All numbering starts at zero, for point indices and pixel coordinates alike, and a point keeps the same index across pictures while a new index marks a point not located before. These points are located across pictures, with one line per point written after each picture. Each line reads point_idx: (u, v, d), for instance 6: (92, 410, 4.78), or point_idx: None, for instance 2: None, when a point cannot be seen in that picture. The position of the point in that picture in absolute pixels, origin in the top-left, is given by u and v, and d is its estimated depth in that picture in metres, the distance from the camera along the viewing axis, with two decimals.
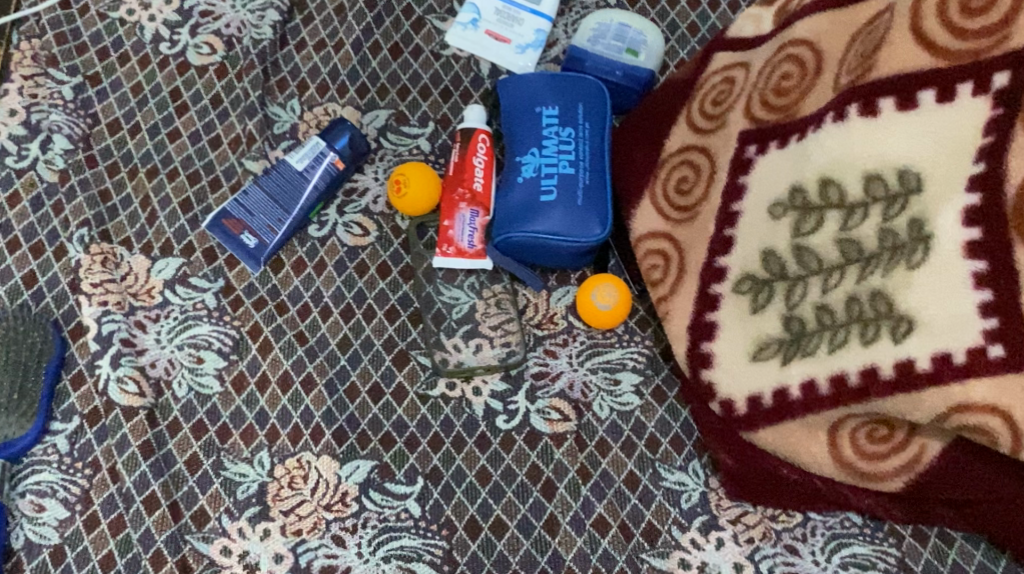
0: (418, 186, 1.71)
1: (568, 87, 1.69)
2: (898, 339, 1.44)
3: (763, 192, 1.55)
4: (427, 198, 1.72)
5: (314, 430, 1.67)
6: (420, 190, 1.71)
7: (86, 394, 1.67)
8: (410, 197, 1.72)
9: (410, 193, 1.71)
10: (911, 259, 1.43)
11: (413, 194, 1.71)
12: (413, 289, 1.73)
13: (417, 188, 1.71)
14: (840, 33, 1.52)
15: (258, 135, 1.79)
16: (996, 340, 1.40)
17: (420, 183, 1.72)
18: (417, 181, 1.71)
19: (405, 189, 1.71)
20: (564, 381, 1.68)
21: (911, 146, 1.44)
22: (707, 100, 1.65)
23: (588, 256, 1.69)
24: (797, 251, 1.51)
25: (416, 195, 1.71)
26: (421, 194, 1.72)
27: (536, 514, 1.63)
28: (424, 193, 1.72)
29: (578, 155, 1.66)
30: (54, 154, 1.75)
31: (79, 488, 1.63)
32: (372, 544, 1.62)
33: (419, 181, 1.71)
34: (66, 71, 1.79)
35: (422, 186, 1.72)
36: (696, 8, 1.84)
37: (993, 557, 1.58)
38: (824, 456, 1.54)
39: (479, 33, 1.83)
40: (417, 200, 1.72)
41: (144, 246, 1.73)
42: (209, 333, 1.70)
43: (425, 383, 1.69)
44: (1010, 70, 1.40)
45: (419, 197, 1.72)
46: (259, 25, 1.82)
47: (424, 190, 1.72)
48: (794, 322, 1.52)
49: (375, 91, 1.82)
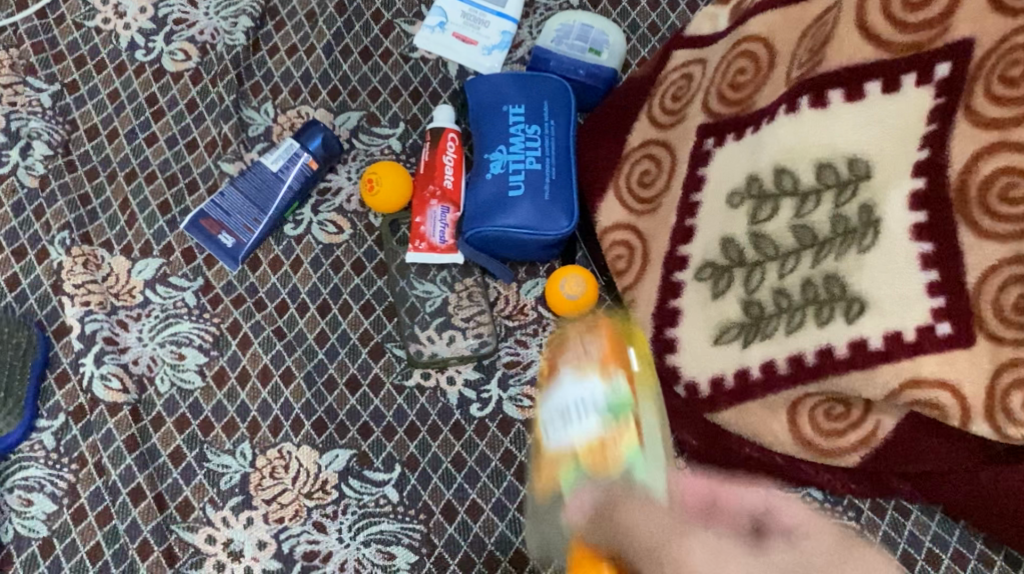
0: (390, 184, 1.77)
1: (533, 85, 1.76)
2: (851, 319, 1.51)
3: (722, 182, 1.62)
4: (397, 195, 1.78)
5: (294, 422, 1.72)
6: (393, 188, 1.77)
7: (71, 391, 1.71)
8: (382, 196, 1.77)
9: (383, 191, 1.77)
10: (862, 243, 1.50)
11: (387, 192, 1.77)
12: (387, 284, 1.78)
13: (390, 186, 1.77)
14: (793, 30, 1.58)
15: (234, 138, 1.84)
16: (944, 318, 1.47)
17: (391, 182, 1.77)
18: (389, 180, 1.77)
19: (380, 187, 1.77)
20: (535, 368, 1.75)
21: (859, 135, 1.51)
22: (666, 95, 1.71)
23: (555, 249, 1.76)
24: (755, 238, 1.58)
25: (388, 193, 1.77)
26: (394, 191, 1.77)
27: (510, 496, 1.69)
28: (395, 190, 1.77)
29: (544, 152, 1.73)
30: (34, 160, 1.80)
31: (66, 482, 1.68)
32: (352, 529, 1.68)
33: (391, 180, 1.77)
34: (44, 79, 1.84)
35: (393, 185, 1.77)
36: (656, 8, 1.91)
37: (948, 527, 1.65)
38: (785, 435, 1.60)
39: (446, 36, 1.89)
40: (389, 197, 1.77)
41: (124, 248, 1.78)
42: (190, 330, 1.75)
43: (401, 374, 1.75)
44: (951, 61, 1.47)
45: (390, 194, 1.77)
46: (232, 31, 1.88)
47: (396, 187, 1.78)
48: (753, 306, 1.58)
49: (347, 93, 1.87)
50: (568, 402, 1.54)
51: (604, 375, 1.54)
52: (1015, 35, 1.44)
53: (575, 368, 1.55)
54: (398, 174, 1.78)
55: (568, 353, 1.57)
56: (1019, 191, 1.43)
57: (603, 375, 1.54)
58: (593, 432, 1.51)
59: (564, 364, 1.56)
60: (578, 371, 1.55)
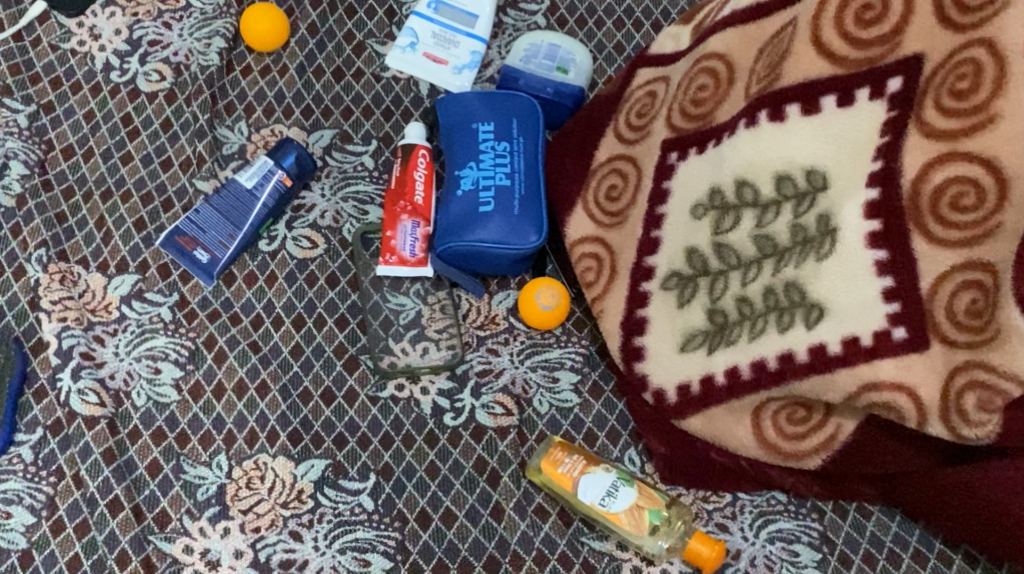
0: (262, 32, 1.91)
1: (501, 103, 1.80)
2: (811, 325, 1.57)
3: (684, 195, 1.67)
4: (280, 23, 1.92)
5: (269, 432, 1.75)
6: (269, 26, 1.91)
7: (49, 406, 1.74)
8: (265, 43, 1.92)
9: (264, 37, 1.91)
10: (820, 250, 1.55)
11: (256, 35, 1.91)
12: (360, 298, 1.82)
13: (266, 27, 1.91)
14: (749, 47, 1.64)
15: (208, 156, 1.88)
16: (899, 323, 1.52)
17: (253, 28, 1.91)
18: (249, 37, 1.91)
19: (247, 36, 1.91)
20: (506, 376, 1.79)
21: (817, 148, 1.56)
22: (632, 112, 1.76)
23: (525, 262, 1.80)
24: (717, 248, 1.63)
25: (267, 35, 1.91)
26: (275, 23, 1.91)
27: (482, 502, 1.73)
28: (260, 26, 1.91)
29: (513, 167, 1.77)
30: (10, 179, 1.83)
31: (44, 495, 1.70)
32: (328, 537, 1.71)
33: (254, 29, 1.91)
34: (20, 100, 1.87)
35: (261, 26, 1.90)
36: (621, 28, 1.96)
37: (909, 527, 1.69)
38: (749, 438, 1.66)
39: (418, 56, 1.94)
40: (275, 35, 1.91)
41: (100, 265, 1.81)
42: (166, 345, 1.78)
43: (375, 385, 1.78)
44: (903, 76, 1.52)
45: (273, 33, 1.91)
46: (206, 52, 1.92)
47: (268, 16, 1.91)
48: (717, 314, 1.64)
49: (320, 112, 1.92)
50: (607, 484, 1.68)
51: (612, 510, 1.67)
52: (964, 49, 1.49)
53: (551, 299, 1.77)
54: (256, 11, 1.91)
55: (579, 455, 1.71)
56: (969, 200, 1.48)
57: (611, 514, 1.67)
58: (636, 498, 1.67)
59: (581, 467, 1.69)
60: (626, 523, 1.67)
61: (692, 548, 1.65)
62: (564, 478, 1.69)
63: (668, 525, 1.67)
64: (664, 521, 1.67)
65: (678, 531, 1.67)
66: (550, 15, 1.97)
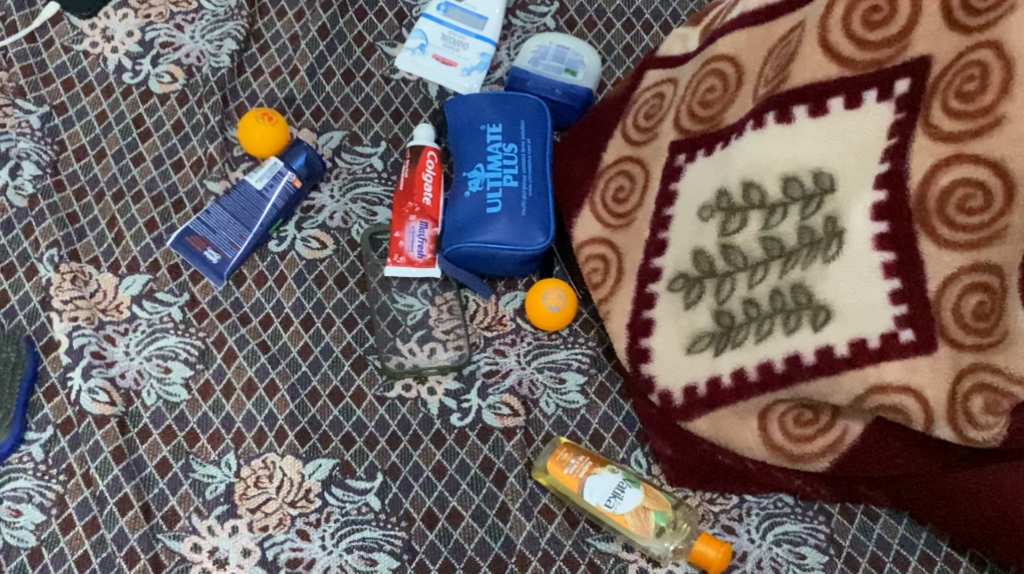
0: (267, 132, 1.85)
1: (510, 105, 1.81)
2: (817, 327, 1.57)
3: (692, 196, 1.68)
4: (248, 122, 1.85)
5: (277, 432, 1.76)
6: (253, 136, 1.85)
7: (59, 404, 1.75)
8: (257, 136, 1.85)
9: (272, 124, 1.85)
10: (827, 252, 1.56)
11: (271, 131, 1.85)
12: (368, 298, 1.83)
13: (263, 131, 1.85)
14: (756, 48, 1.65)
15: (219, 157, 1.88)
16: (906, 325, 1.52)
17: (268, 138, 1.85)
18: (279, 126, 1.86)
19: (276, 133, 1.85)
20: (513, 378, 1.79)
21: (824, 149, 1.57)
22: (640, 114, 1.76)
23: (533, 263, 1.80)
24: (724, 250, 1.64)
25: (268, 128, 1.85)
26: (256, 122, 1.85)
27: (489, 503, 1.73)
28: (265, 144, 1.85)
29: (521, 169, 1.77)
30: (24, 180, 1.84)
31: (54, 493, 1.71)
32: (335, 536, 1.71)
33: (269, 136, 1.85)
34: (33, 101, 1.88)
35: (263, 133, 1.85)
36: (630, 30, 1.97)
37: (916, 530, 1.69)
38: (756, 441, 1.66)
39: (427, 58, 1.95)
40: (269, 125, 1.85)
41: (111, 265, 1.82)
42: (176, 344, 1.79)
43: (383, 386, 1.79)
44: (910, 78, 1.52)
45: (258, 133, 1.85)
46: (218, 54, 1.93)
47: (248, 142, 1.86)
48: (724, 316, 1.64)
49: (330, 114, 1.92)
50: (613, 485, 1.68)
51: (618, 512, 1.67)
52: (972, 51, 1.49)
53: (557, 299, 1.78)
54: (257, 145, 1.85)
55: (585, 457, 1.71)
56: (977, 203, 1.48)
57: (617, 516, 1.67)
58: (643, 499, 1.67)
59: (586, 469, 1.70)
60: (633, 524, 1.67)
61: (696, 550, 1.65)
62: (570, 480, 1.69)
63: (674, 527, 1.68)
64: (670, 524, 1.68)
65: (684, 533, 1.68)
66: (559, 17, 1.98)
